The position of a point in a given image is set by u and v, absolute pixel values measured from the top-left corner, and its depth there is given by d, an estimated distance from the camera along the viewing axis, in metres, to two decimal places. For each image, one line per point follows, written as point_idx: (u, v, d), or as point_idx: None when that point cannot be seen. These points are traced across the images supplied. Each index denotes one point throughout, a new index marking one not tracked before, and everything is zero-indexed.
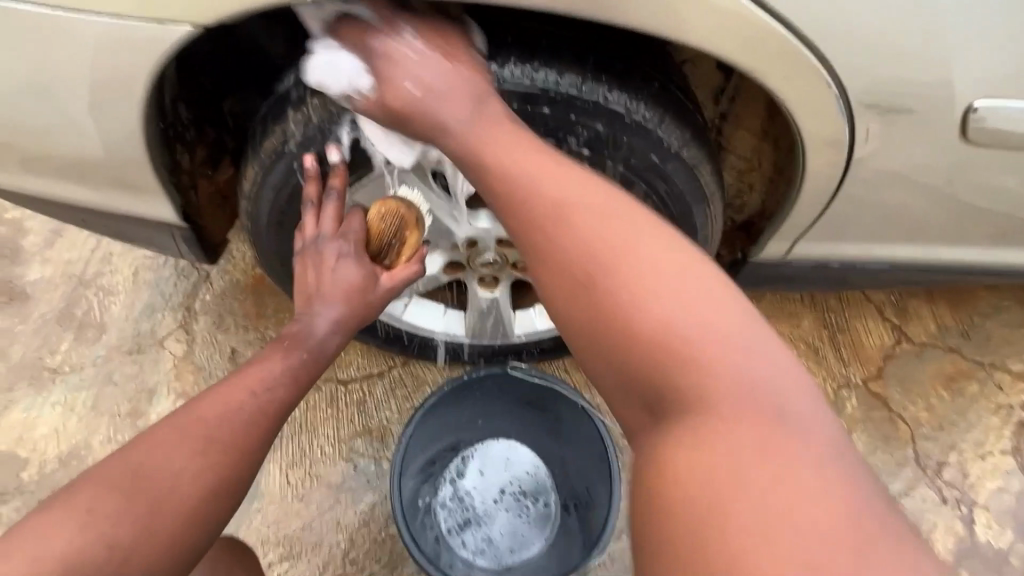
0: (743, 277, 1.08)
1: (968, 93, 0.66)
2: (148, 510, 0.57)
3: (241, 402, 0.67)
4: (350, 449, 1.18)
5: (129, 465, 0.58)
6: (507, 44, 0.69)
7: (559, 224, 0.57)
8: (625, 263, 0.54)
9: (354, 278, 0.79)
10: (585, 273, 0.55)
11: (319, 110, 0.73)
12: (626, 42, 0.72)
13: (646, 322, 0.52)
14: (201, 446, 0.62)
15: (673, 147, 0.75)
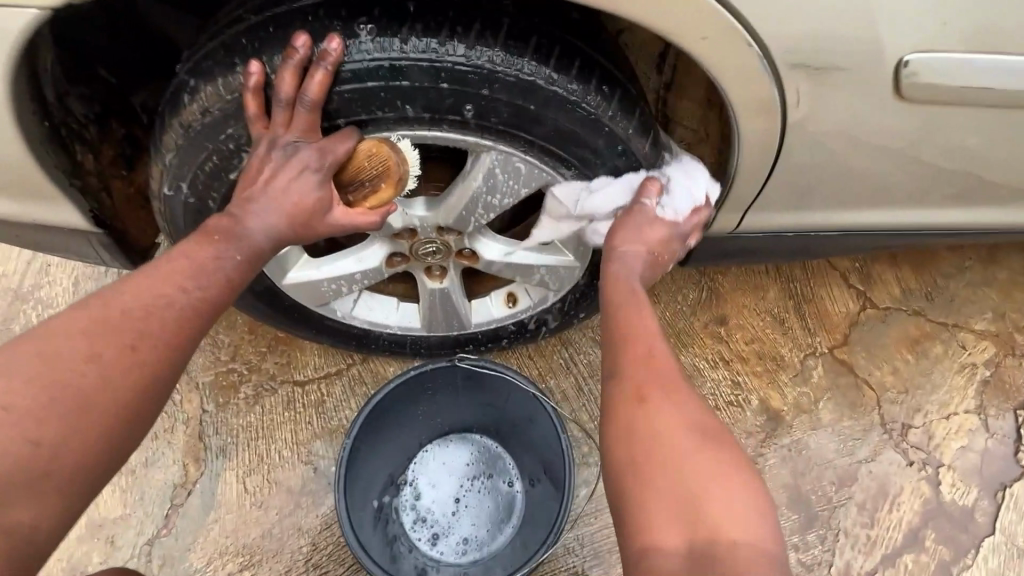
0: (698, 252, 1.06)
1: (896, 47, 0.64)
2: (72, 398, 0.55)
3: (172, 297, 0.63)
4: (310, 451, 1.15)
5: (44, 353, 0.56)
6: (413, 17, 0.63)
7: (631, 349, 0.69)
8: (669, 389, 0.64)
9: (312, 198, 0.69)
10: (642, 389, 0.64)
11: (211, 99, 0.65)
12: (542, 9, 0.67)
13: (679, 444, 0.59)
14: (124, 342, 0.59)
15: (604, 120, 0.71)
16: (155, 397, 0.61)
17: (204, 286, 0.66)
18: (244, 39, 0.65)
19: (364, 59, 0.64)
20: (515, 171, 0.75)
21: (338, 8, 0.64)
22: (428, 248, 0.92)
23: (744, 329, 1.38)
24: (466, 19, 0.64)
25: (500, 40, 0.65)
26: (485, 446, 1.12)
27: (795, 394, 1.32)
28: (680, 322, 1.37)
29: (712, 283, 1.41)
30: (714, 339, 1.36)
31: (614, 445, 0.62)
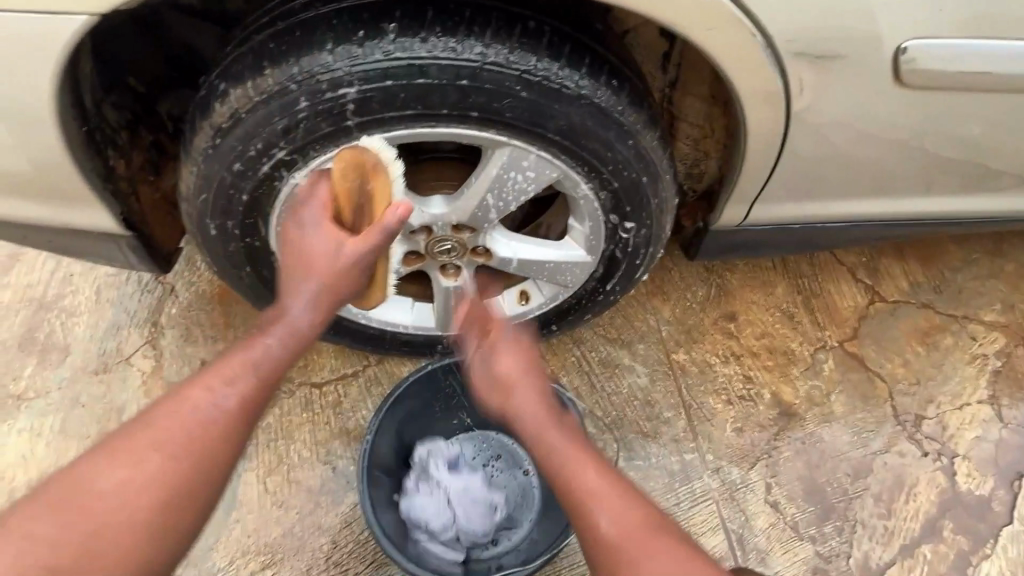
0: (706, 247, 1.08)
1: (892, 35, 0.66)
2: (150, 493, 0.62)
3: (217, 388, 0.67)
4: (328, 451, 1.17)
5: (155, 425, 0.65)
6: (431, 19, 0.66)
7: (593, 506, 0.72)
8: (636, 533, 0.70)
9: (326, 252, 0.70)
10: (615, 547, 0.70)
11: (241, 100, 0.68)
12: (553, 11, 0.70)
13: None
14: (201, 419, 0.65)
15: (615, 114, 0.73)
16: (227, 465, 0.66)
17: (251, 370, 0.69)
18: (270, 43, 0.68)
19: (383, 59, 0.66)
20: (527, 165, 0.78)
21: (359, 11, 0.67)
22: (444, 246, 0.95)
23: (754, 324, 1.39)
24: (481, 20, 0.67)
25: (514, 40, 0.68)
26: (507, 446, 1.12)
27: (806, 388, 1.33)
28: (690, 319, 1.38)
29: (720, 280, 1.43)
30: (724, 335, 1.37)
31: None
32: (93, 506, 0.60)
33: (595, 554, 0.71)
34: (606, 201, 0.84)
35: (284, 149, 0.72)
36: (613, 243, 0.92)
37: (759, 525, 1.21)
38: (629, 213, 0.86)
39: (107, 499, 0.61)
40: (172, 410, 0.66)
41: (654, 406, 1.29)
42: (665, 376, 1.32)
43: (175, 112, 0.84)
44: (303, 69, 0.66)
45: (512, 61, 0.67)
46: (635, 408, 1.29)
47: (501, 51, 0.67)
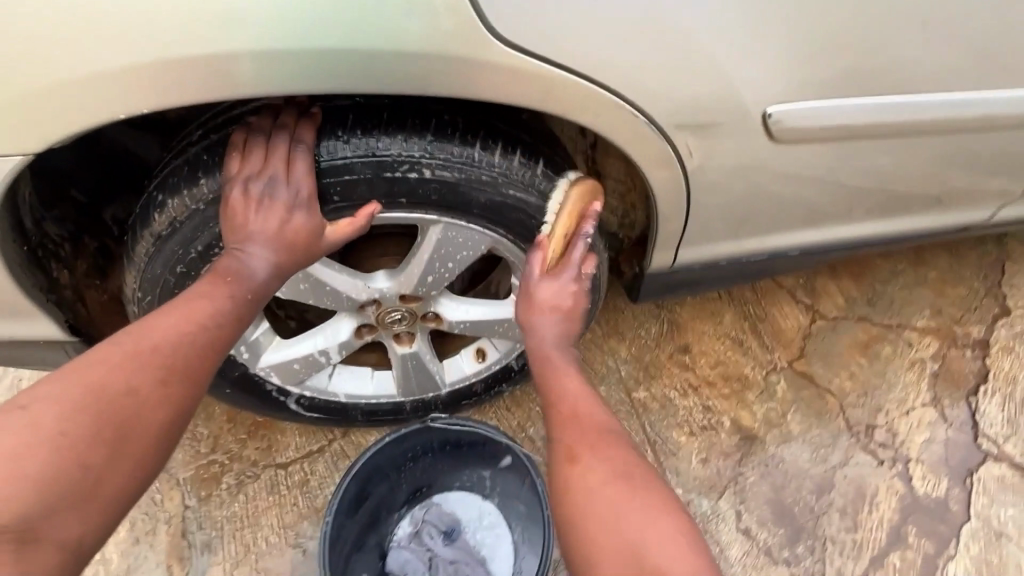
0: (645, 288, 1.15)
1: (758, 102, 0.76)
2: (108, 428, 0.59)
3: (192, 331, 0.69)
4: (297, 533, 1.14)
5: (128, 356, 0.64)
6: (353, 121, 0.72)
7: (587, 449, 0.67)
8: (600, 436, 0.68)
9: (291, 231, 0.74)
10: (580, 443, 0.68)
11: (180, 209, 0.72)
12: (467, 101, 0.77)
13: (604, 501, 0.62)
14: (175, 361, 0.66)
15: (536, 187, 0.80)
16: (177, 429, 0.65)
17: (220, 320, 0.72)
18: (204, 155, 0.73)
19: (311, 161, 0.72)
20: (460, 235, 0.83)
21: (289, 123, 0.72)
22: (394, 316, 0.98)
23: (708, 354, 1.45)
24: (398, 117, 0.73)
25: (433, 131, 0.74)
26: (490, 510, 1.12)
27: (763, 411, 1.38)
28: (647, 355, 1.44)
29: (671, 314, 1.49)
30: (680, 367, 1.43)
31: (562, 525, 0.64)
32: (63, 420, 0.57)
33: (558, 434, 0.71)
34: None
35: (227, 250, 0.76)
36: None
37: (734, 554, 1.23)
38: None
39: (68, 416, 0.57)
40: (147, 342, 0.66)
41: None
42: (629, 415, 1.36)
43: (120, 218, 0.87)
44: (238, 178, 0.72)
45: (433, 152, 0.74)
46: None
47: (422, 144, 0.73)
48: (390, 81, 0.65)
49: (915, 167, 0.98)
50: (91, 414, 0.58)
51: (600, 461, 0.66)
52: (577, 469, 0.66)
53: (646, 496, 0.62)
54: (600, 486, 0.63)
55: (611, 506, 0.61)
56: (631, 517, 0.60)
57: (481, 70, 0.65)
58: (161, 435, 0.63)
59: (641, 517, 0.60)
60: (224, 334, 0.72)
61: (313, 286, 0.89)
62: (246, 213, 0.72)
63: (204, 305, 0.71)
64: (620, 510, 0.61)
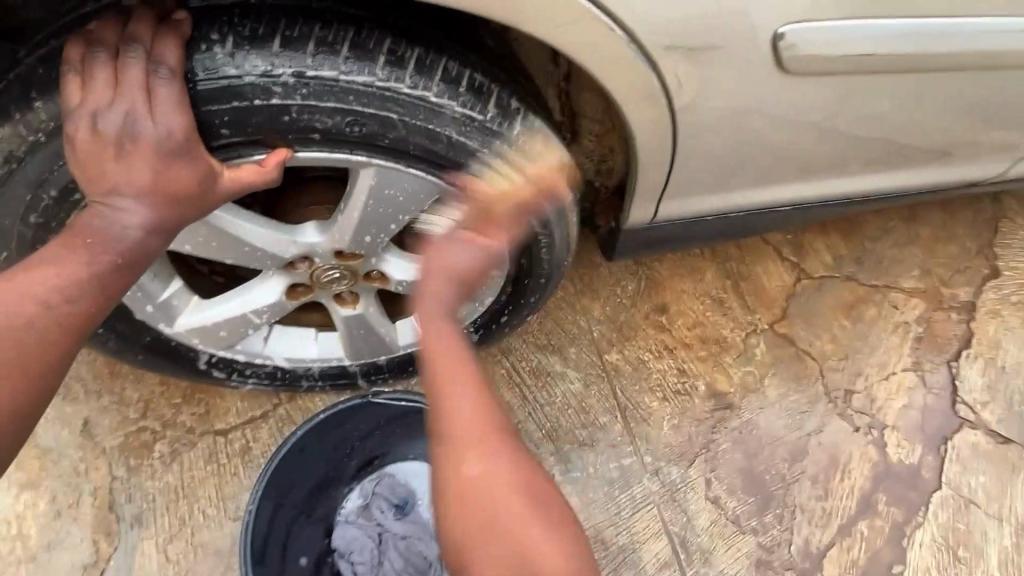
0: (621, 245, 1.03)
1: (765, 17, 0.61)
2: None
3: (26, 312, 0.55)
4: (237, 506, 1.06)
5: None
6: (241, 28, 0.56)
7: (465, 460, 0.57)
8: (494, 489, 0.57)
9: (166, 182, 0.58)
10: (468, 448, 0.57)
11: (16, 139, 0.57)
12: (397, 6, 0.60)
13: (511, 534, 0.55)
14: (10, 348, 0.54)
15: (486, 124, 0.65)
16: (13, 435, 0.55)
17: (76, 293, 0.57)
18: (40, 68, 0.56)
19: (190, 81, 0.57)
20: (397, 188, 0.69)
21: (145, 37, 0.55)
22: (330, 275, 0.84)
23: (686, 314, 1.36)
24: (302, 26, 0.57)
25: (350, 48, 0.58)
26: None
27: (740, 375, 1.31)
28: (621, 315, 1.34)
29: (650, 271, 1.39)
30: (656, 328, 1.34)
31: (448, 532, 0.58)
32: None
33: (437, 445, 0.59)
34: None
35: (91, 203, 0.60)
36: (521, 253, 0.84)
37: (701, 523, 1.19)
38: (526, 225, 0.78)
39: None
40: None
41: (590, 412, 1.24)
42: (600, 379, 1.27)
43: None
44: (91, 113, 0.55)
45: (352, 76, 0.58)
46: (570, 417, 1.24)
47: (336, 64, 0.57)
48: None
49: (936, 112, 0.85)
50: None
51: (489, 459, 0.58)
52: (476, 491, 0.57)
53: (508, 480, 0.57)
54: (478, 514, 0.56)
55: (500, 505, 0.56)
56: (516, 526, 0.56)
57: None
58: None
59: (531, 521, 0.56)
60: (86, 312, 0.58)
61: (226, 239, 0.75)
62: (102, 161, 0.57)
63: (50, 275, 0.56)
64: (491, 519, 0.56)
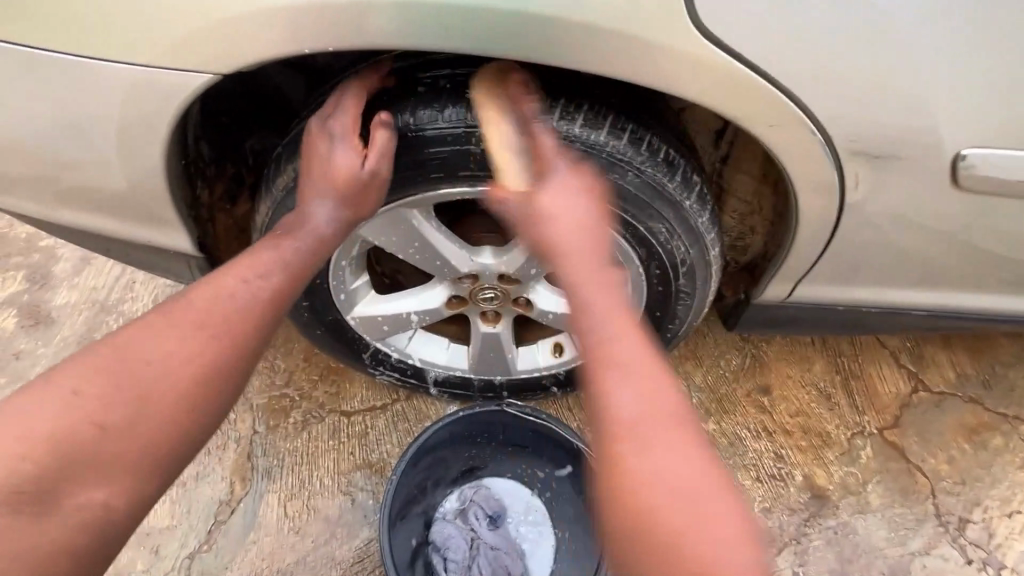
0: (746, 318, 1.08)
1: (952, 139, 0.69)
2: (124, 393, 0.60)
3: (233, 289, 0.68)
4: (349, 482, 1.18)
5: (179, 317, 0.65)
6: (508, 94, 0.72)
7: (631, 447, 0.53)
8: (640, 414, 0.54)
9: (333, 168, 0.73)
10: (630, 436, 0.53)
11: (325, 150, 0.75)
12: (621, 91, 0.75)
13: (684, 518, 0.50)
14: (219, 323, 0.65)
15: (669, 191, 0.75)
16: (221, 387, 0.64)
17: (275, 280, 0.71)
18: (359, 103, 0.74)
19: (455, 127, 0.72)
20: None
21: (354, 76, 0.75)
22: (486, 293, 0.97)
23: (789, 401, 1.36)
24: (550, 96, 0.72)
25: (583, 115, 0.72)
26: (537, 505, 1.11)
27: (841, 474, 1.28)
28: (722, 388, 1.36)
29: (756, 350, 1.41)
30: (756, 408, 1.34)
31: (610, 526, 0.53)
32: (101, 386, 0.59)
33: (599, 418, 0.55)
34: (652, 270, 0.85)
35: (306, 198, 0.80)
36: (657, 306, 0.91)
37: None
38: (671, 282, 0.86)
39: (114, 380, 0.60)
40: (203, 301, 0.66)
41: None
42: None
43: (257, 148, 0.89)
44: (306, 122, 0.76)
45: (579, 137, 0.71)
46: None
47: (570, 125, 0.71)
48: (581, 57, 0.63)
49: None
50: (113, 377, 0.60)
51: (651, 447, 0.52)
52: (634, 487, 0.52)
53: (679, 458, 0.52)
54: (639, 504, 0.51)
55: (665, 491, 0.51)
56: (681, 512, 0.50)
57: (657, 55, 0.62)
58: (193, 395, 0.63)
59: (698, 512, 0.50)
60: (278, 288, 0.71)
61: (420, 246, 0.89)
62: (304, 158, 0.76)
63: (261, 262, 0.71)
64: (654, 508, 0.51)
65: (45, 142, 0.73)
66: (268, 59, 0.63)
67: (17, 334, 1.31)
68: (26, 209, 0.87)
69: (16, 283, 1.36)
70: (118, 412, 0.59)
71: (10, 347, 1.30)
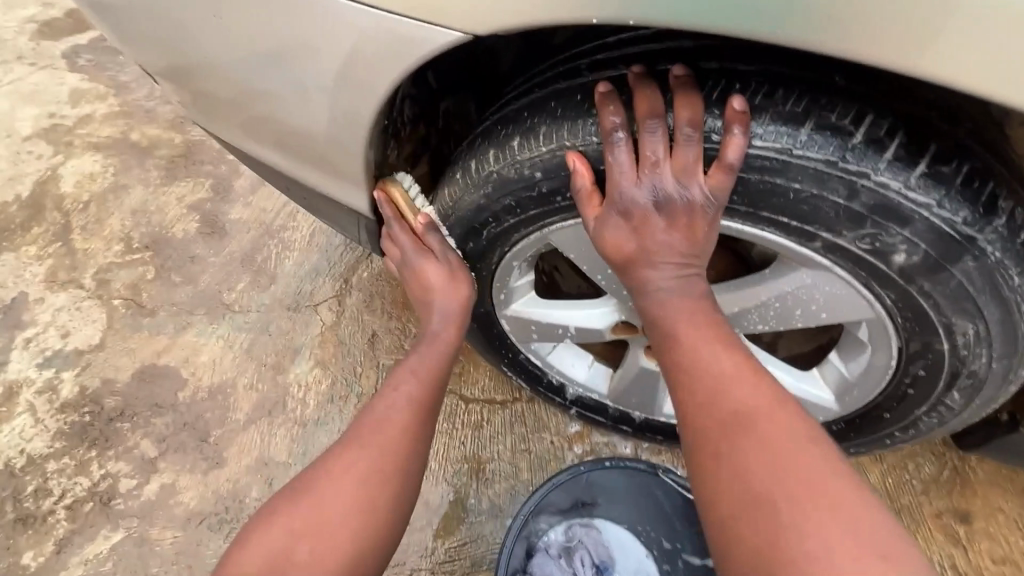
0: (990, 442, 0.83)
1: None
2: (318, 514, 0.59)
3: (391, 401, 0.68)
4: (455, 473, 1.12)
5: (368, 437, 0.64)
6: (826, 111, 0.49)
7: (743, 436, 0.51)
8: (822, 494, 0.47)
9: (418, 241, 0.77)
10: (735, 424, 0.52)
11: (541, 138, 0.60)
12: (991, 133, 0.51)
13: (834, 545, 0.45)
14: (407, 429, 0.67)
15: (1010, 289, 0.52)
16: (407, 479, 0.64)
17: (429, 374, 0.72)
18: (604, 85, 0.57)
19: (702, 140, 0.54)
20: (824, 301, 0.62)
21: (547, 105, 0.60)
22: None
23: (995, 541, 1.07)
24: (887, 119, 0.49)
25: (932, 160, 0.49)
26: (651, 571, 0.98)
27: None
28: (904, 498, 1.10)
29: (960, 463, 1.11)
30: (947, 537, 1.07)
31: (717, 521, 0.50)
32: (320, 500, 0.60)
33: (689, 393, 0.56)
34: (914, 370, 0.64)
35: (487, 189, 0.66)
36: (887, 405, 0.72)
37: None
38: (934, 389, 0.65)
39: (329, 498, 0.60)
40: (386, 411, 0.67)
41: None
42: None
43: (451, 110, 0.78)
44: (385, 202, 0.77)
45: (914, 193, 0.49)
46: None
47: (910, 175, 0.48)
48: (968, 62, 0.42)
49: None
50: (325, 493, 0.60)
51: (771, 436, 0.50)
52: (776, 490, 0.48)
53: (818, 471, 0.48)
54: (771, 501, 0.48)
55: (806, 511, 0.47)
56: (819, 532, 0.46)
57: None
58: (387, 494, 0.62)
59: (851, 541, 0.45)
60: (428, 396, 0.70)
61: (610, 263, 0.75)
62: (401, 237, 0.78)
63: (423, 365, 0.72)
64: (787, 513, 0.47)
65: (259, 74, 0.68)
66: (522, 18, 0.50)
67: (194, 239, 1.39)
68: (227, 134, 0.85)
69: (202, 190, 1.45)
70: (342, 516, 0.59)
71: (187, 250, 1.38)
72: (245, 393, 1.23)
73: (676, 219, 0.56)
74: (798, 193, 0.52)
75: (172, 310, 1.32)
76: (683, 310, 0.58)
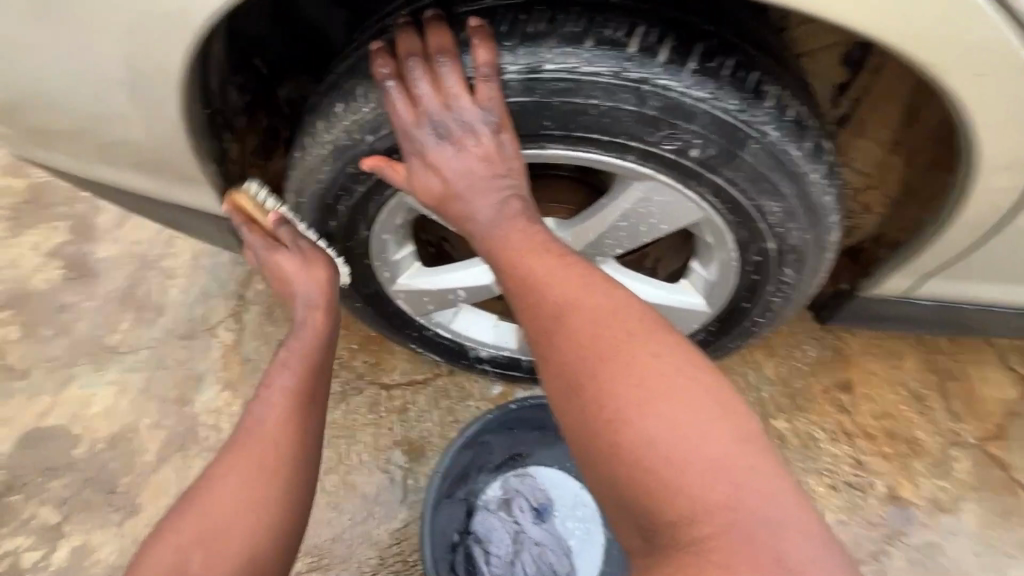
0: (843, 312, 0.94)
1: None
2: (195, 540, 0.58)
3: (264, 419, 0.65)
4: (389, 459, 1.13)
5: (242, 454, 0.63)
6: (603, 28, 0.57)
7: (596, 339, 0.54)
8: (666, 381, 0.51)
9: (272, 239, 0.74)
10: (585, 329, 0.55)
11: (371, 101, 0.63)
12: (750, 33, 0.60)
13: (681, 419, 0.50)
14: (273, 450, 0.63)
15: (794, 162, 0.62)
16: (292, 493, 0.63)
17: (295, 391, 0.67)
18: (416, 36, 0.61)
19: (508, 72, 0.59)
20: (659, 212, 0.69)
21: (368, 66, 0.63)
22: None
23: (874, 401, 1.21)
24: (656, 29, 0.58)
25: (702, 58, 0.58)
26: (586, 501, 1.03)
27: (931, 488, 1.16)
28: (796, 382, 1.22)
29: (838, 342, 1.25)
30: (835, 407, 1.21)
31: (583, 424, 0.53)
32: (191, 530, 0.59)
33: (544, 314, 0.58)
34: (750, 257, 0.72)
35: (334, 160, 0.68)
36: (744, 296, 0.79)
37: None
38: (771, 270, 0.73)
39: (203, 526, 0.59)
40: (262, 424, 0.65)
41: None
42: None
43: (293, 99, 0.79)
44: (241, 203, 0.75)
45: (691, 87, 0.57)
46: None
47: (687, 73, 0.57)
48: None
49: None
50: (198, 522, 0.59)
51: (613, 332, 0.55)
52: (625, 380, 0.52)
53: (664, 359, 0.53)
54: (623, 393, 0.51)
55: (653, 395, 0.51)
56: (664, 410, 0.50)
57: None
58: (271, 512, 0.61)
59: (693, 411, 0.50)
60: (301, 402, 0.67)
61: None
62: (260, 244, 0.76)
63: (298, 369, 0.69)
64: (638, 399, 0.51)
65: (50, 86, 0.64)
66: None
67: (60, 286, 1.27)
68: (50, 158, 0.79)
69: (60, 233, 1.32)
70: (215, 541, 0.58)
71: (54, 300, 1.26)
72: (148, 434, 1.17)
73: (482, 150, 0.61)
74: (603, 105, 0.59)
75: (49, 366, 1.21)
76: (520, 241, 0.61)
